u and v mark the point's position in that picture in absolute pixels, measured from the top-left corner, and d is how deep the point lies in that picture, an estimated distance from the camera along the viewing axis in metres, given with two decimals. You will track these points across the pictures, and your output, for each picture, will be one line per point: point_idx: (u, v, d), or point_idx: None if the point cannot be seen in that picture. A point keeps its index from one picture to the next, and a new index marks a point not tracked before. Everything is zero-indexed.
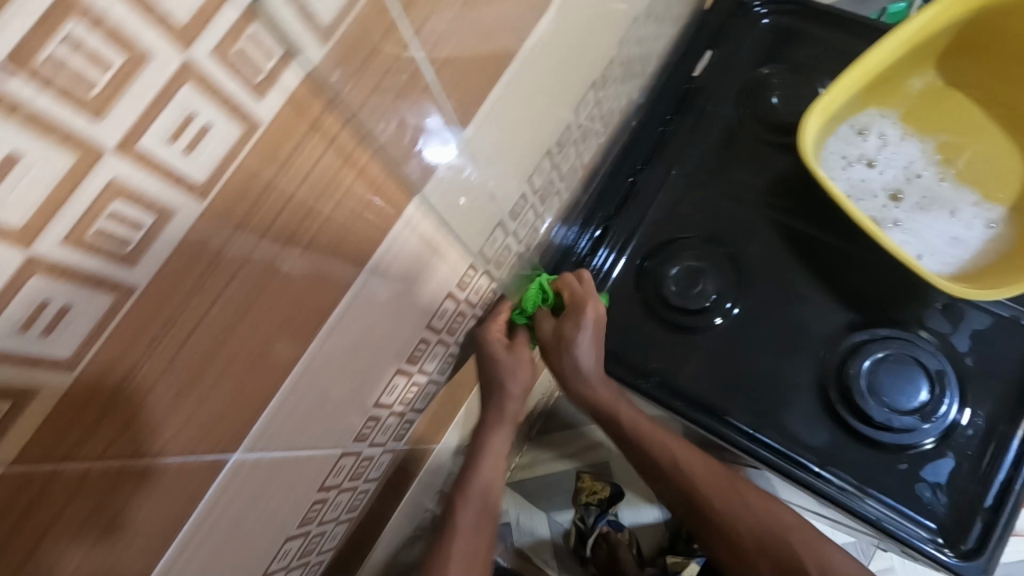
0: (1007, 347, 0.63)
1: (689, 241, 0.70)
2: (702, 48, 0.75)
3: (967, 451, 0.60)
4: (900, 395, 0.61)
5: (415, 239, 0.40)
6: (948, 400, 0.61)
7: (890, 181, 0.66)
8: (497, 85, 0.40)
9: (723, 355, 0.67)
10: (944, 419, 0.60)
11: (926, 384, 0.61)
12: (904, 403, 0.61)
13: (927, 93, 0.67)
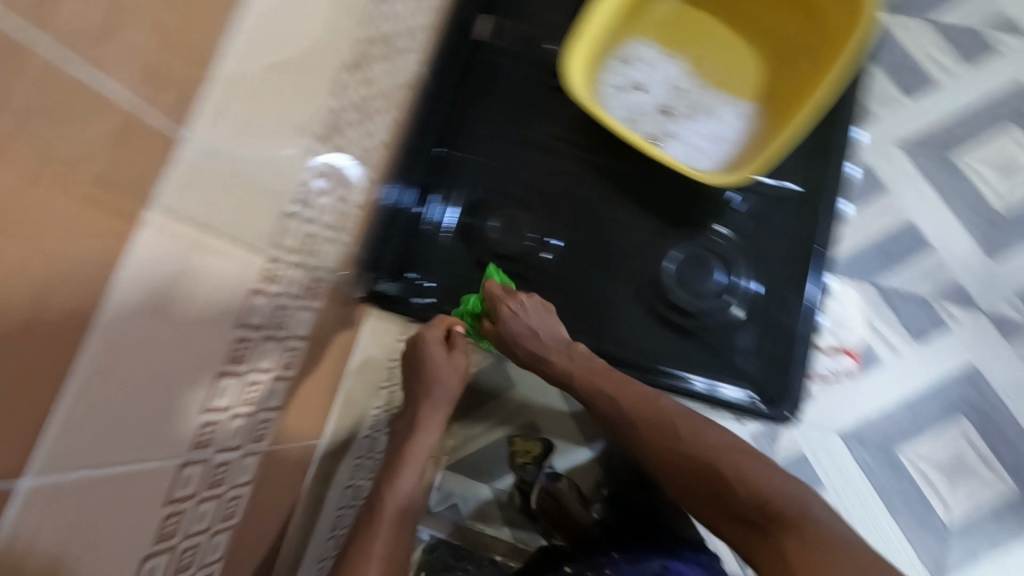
0: (778, 220, 0.75)
1: (507, 193, 0.76)
2: (476, 13, 0.80)
3: (763, 315, 0.72)
4: (701, 284, 0.72)
5: (173, 240, 0.41)
6: (740, 278, 0.72)
7: (659, 99, 0.73)
8: (219, 85, 0.43)
9: (555, 285, 0.73)
10: (740, 294, 0.72)
11: (721, 269, 0.73)
12: (707, 289, 0.72)
13: (672, 13, 0.74)
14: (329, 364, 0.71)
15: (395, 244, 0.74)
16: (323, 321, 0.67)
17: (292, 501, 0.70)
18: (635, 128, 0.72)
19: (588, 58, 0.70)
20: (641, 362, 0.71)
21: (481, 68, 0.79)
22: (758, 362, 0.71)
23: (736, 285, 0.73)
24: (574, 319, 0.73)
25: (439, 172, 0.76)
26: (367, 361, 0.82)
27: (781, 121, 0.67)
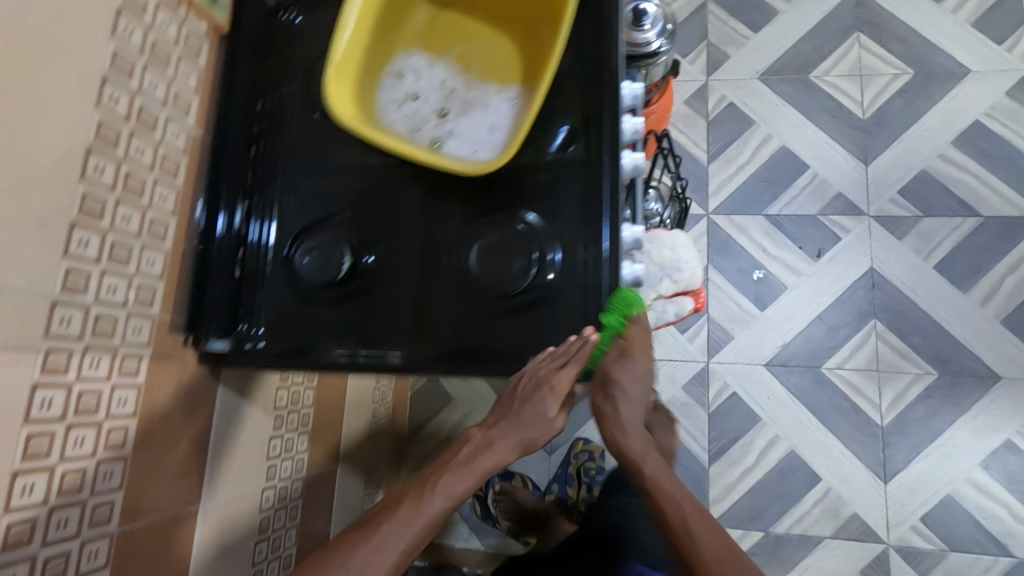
0: (573, 183, 0.75)
1: (317, 225, 0.78)
2: (257, 62, 0.81)
3: (569, 282, 0.73)
4: (506, 265, 0.73)
5: None
6: (546, 250, 0.73)
7: (434, 103, 0.76)
8: None
9: (377, 305, 0.76)
10: (548, 265, 0.73)
11: (529, 248, 0.73)
12: (515, 271, 0.73)
13: (430, 21, 0.77)
14: (182, 431, 0.74)
15: (215, 254, 0.77)
16: (155, 394, 0.70)
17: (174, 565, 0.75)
18: (416, 137, 0.75)
19: (354, 82, 0.73)
20: (469, 358, 0.73)
21: (266, 112, 0.80)
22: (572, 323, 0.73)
23: (537, 259, 0.73)
24: (400, 333, 0.75)
25: (251, 224, 0.79)
26: (239, 419, 0.85)
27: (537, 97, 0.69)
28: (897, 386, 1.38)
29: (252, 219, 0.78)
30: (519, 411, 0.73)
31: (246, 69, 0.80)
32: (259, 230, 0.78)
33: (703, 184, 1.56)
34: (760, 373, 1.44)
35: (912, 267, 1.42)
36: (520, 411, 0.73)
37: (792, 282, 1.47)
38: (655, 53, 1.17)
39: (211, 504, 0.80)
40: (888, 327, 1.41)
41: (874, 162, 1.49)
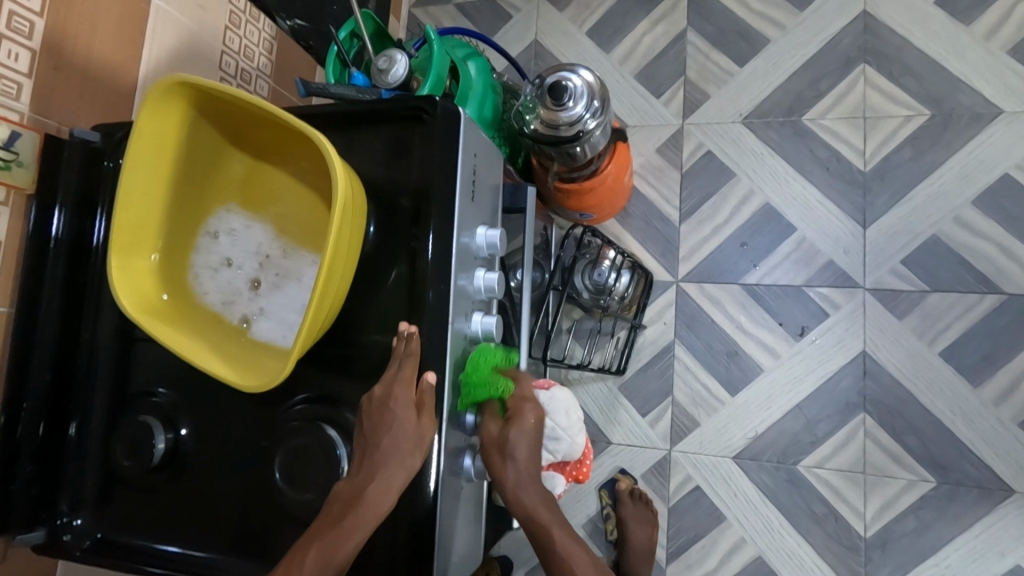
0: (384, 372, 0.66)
1: (136, 402, 0.71)
2: (72, 209, 0.72)
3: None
4: (313, 474, 0.64)
5: None
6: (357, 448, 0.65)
7: (248, 272, 0.66)
8: None
9: (188, 496, 0.69)
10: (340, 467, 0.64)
11: (341, 444, 0.65)
12: (326, 474, 0.64)
13: (246, 173, 0.67)
14: None
15: (51, 266, 0.71)
16: None
17: None
18: (227, 313, 0.66)
19: (153, 257, 0.65)
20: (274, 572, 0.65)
21: (88, 276, 0.73)
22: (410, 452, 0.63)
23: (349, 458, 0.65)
24: (211, 531, 0.67)
25: (70, 398, 0.72)
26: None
27: (333, 288, 0.60)
28: (884, 494, 1.20)
29: (100, 221, 0.73)
30: (374, 456, 0.59)
31: (63, 215, 0.72)
32: (102, 228, 0.73)
33: (673, 247, 1.38)
34: (727, 467, 1.28)
35: (912, 354, 1.22)
36: (373, 438, 0.60)
37: (769, 364, 1.29)
38: (586, 133, 1.01)
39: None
40: (880, 423, 1.22)
41: (874, 225, 1.27)
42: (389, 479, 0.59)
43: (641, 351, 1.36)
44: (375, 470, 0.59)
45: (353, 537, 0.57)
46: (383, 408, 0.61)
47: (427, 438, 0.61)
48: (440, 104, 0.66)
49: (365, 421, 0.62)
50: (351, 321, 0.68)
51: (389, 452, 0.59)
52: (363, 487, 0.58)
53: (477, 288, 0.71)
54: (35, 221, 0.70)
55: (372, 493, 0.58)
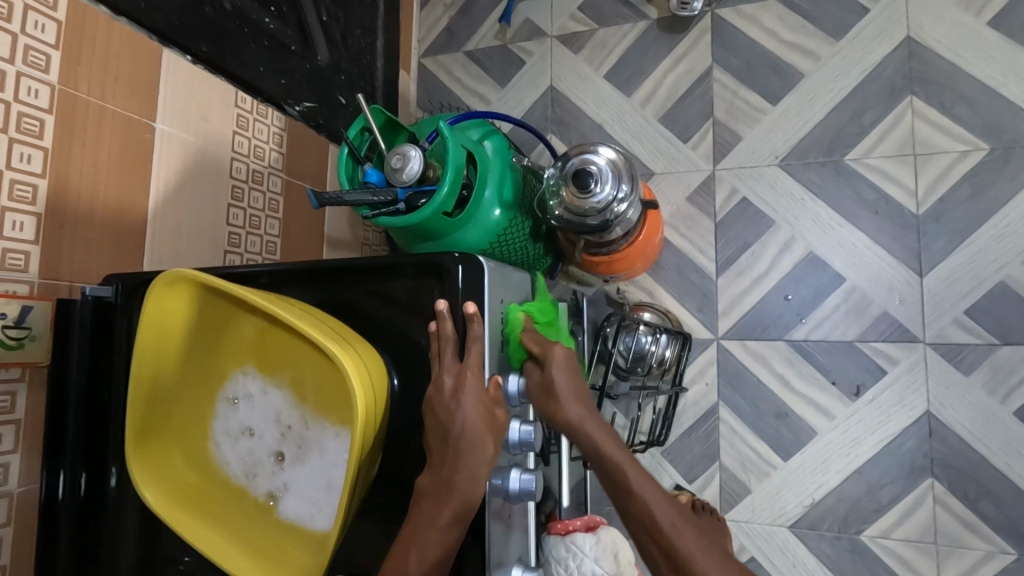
0: None
1: (164, 573, 0.67)
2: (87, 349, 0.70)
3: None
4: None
5: None
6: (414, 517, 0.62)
7: (269, 443, 0.63)
8: None
9: None
10: None
11: None
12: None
13: (257, 336, 0.63)
14: None
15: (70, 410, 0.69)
16: None
17: None
18: (252, 486, 0.63)
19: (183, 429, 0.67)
20: None
21: (108, 443, 0.69)
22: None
23: None
24: None
25: (99, 568, 0.68)
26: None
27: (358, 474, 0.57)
28: (960, 565, 1.12)
29: (116, 354, 0.70)
30: (457, 449, 0.57)
31: (80, 360, 0.69)
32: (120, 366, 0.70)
33: (712, 302, 1.31)
34: (783, 535, 1.22)
35: (983, 412, 1.13)
36: (444, 433, 0.58)
37: (823, 425, 1.22)
38: (615, 217, 0.95)
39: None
40: (950, 488, 1.13)
41: (933, 272, 1.18)
42: (475, 467, 0.58)
43: (683, 414, 1.31)
44: (460, 454, 0.57)
45: (450, 532, 0.56)
46: (455, 397, 0.58)
47: (501, 422, 0.61)
48: (459, 257, 0.63)
49: (429, 413, 0.59)
50: (381, 487, 0.64)
51: (468, 438, 0.58)
52: (453, 475, 0.57)
53: (511, 441, 0.64)
54: (53, 372, 0.68)
55: (464, 477, 0.57)
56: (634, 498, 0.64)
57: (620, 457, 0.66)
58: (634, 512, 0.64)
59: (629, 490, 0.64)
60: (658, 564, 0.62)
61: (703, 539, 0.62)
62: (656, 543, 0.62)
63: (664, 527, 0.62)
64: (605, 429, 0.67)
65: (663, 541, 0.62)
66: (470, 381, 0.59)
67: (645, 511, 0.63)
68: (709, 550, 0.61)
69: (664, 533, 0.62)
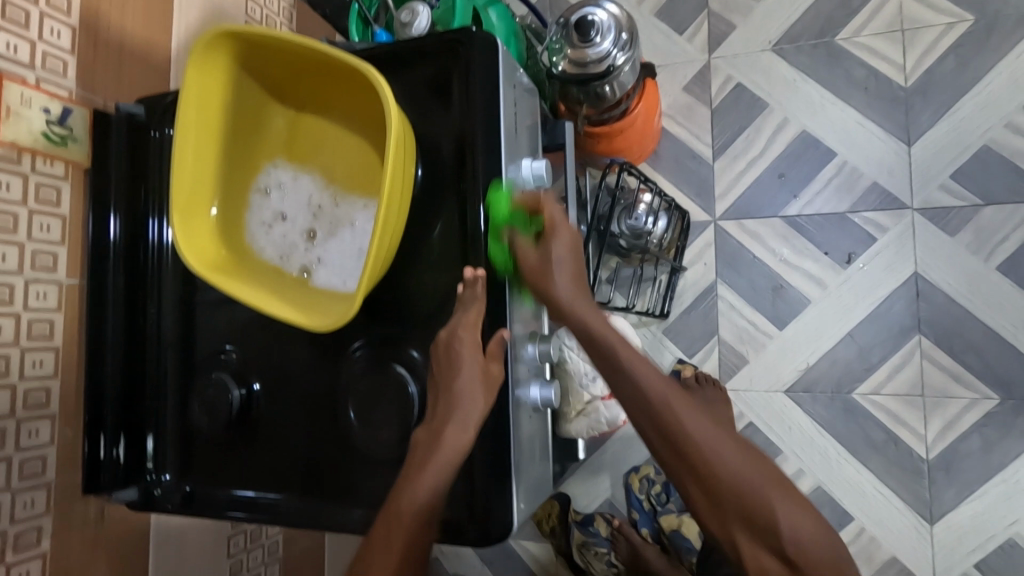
0: (442, 311, 0.68)
1: (207, 362, 0.74)
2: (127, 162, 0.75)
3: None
4: (388, 416, 0.66)
5: None
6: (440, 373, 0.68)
7: (302, 224, 0.67)
8: None
9: (266, 444, 0.72)
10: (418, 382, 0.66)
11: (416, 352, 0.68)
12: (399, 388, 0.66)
13: (289, 128, 0.68)
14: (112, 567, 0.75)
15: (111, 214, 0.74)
16: (65, 557, 0.70)
17: None
18: (287, 266, 0.67)
19: (213, 212, 0.66)
20: (352, 515, 0.67)
21: (150, 250, 0.75)
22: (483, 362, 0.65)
23: (421, 396, 0.66)
24: (291, 474, 0.70)
25: (145, 363, 0.75)
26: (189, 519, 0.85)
27: (389, 235, 0.61)
28: (946, 414, 1.18)
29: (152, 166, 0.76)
30: (449, 397, 0.62)
31: (120, 171, 0.74)
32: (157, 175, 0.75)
33: (709, 187, 1.36)
34: (780, 401, 1.28)
35: (968, 271, 1.18)
36: (445, 384, 0.63)
37: (816, 295, 1.27)
38: (614, 68, 0.99)
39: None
40: (937, 344, 1.19)
41: (919, 142, 1.22)
42: (464, 419, 0.62)
43: (683, 293, 1.36)
44: (450, 412, 0.62)
45: (473, 374, 0.63)
46: (451, 350, 0.64)
47: (494, 376, 0.64)
48: (475, 46, 0.67)
49: (435, 366, 0.65)
50: (405, 269, 0.69)
51: (459, 402, 0.62)
52: (442, 430, 0.62)
53: (527, 223, 0.70)
54: (92, 179, 0.73)
55: (450, 432, 0.61)
56: (775, 520, 0.58)
57: (660, 398, 0.65)
58: (771, 534, 0.58)
59: (762, 503, 0.59)
60: None
61: (771, 479, 0.61)
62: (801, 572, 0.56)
63: (733, 471, 0.60)
64: (720, 433, 0.63)
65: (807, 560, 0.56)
66: (464, 339, 0.64)
67: (789, 532, 0.57)
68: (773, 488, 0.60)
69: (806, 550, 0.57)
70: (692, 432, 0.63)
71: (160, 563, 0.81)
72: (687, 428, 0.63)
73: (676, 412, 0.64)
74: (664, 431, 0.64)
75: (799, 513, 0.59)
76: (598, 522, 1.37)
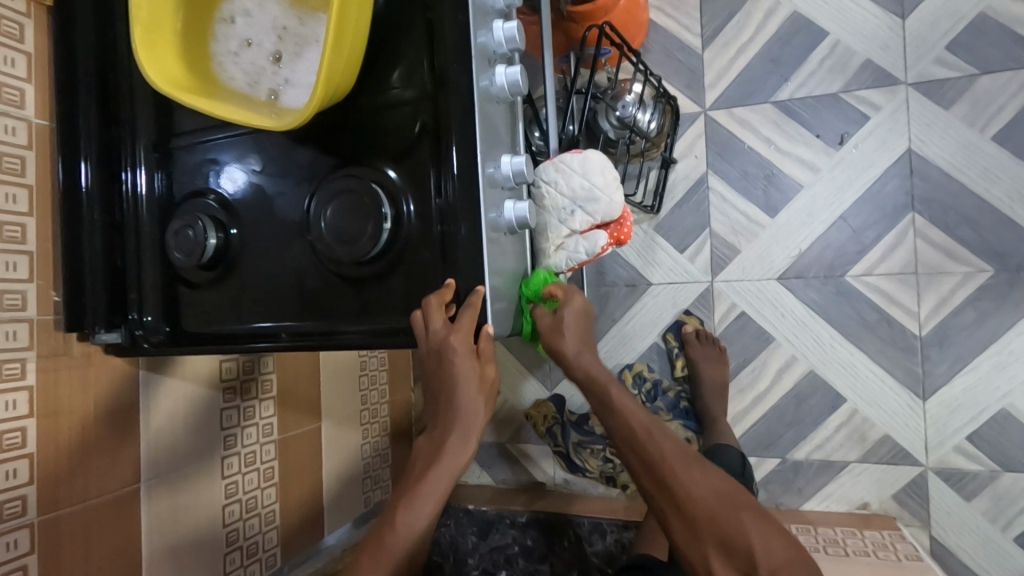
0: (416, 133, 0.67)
1: (186, 204, 0.74)
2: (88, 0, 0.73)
3: (428, 242, 0.66)
4: (360, 232, 0.66)
5: None
6: (407, 199, 0.67)
7: (268, 48, 0.66)
8: None
9: (251, 280, 0.73)
10: (396, 206, 0.66)
11: (393, 171, 0.68)
12: (377, 208, 0.66)
13: None
14: (104, 414, 0.76)
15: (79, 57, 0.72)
16: (53, 393, 0.71)
17: (151, 518, 0.83)
18: (255, 91, 0.66)
19: (178, 23, 0.66)
20: (340, 337, 0.69)
21: (121, 95, 0.75)
22: (452, 192, 0.64)
23: (395, 218, 0.66)
24: (278, 306, 0.72)
25: (123, 208, 0.75)
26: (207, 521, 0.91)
27: (350, 42, 0.61)
28: (940, 291, 1.17)
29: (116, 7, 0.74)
30: (447, 393, 0.68)
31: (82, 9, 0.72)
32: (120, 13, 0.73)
33: (698, 76, 1.33)
34: (772, 288, 1.27)
35: (963, 143, 1.16)
36: (444, 392, 0.67)
37: (808, 179, 1.25)
38: None
39: (159, 498, 0.84)
40: (931, 221, 1.18)
41: (914, 15, 1.19)
42: (463, 432, 0.68)
43: (674, 188, 1.34)
44: (449, 421, 0.68)
45: (457, 179, 0.64)
46: (442, 354, 0.64)
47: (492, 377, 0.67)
48: None
49: (428, 371, 0.68)
50: (375, 96, 0.69)
51: (461, 417, 0.68)
52: (444, 440, 0.69)
53: (497, 41, 0.68)
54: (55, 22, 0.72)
55: (453, 439, 0.68)
56: (681, 489, 0.67)
57: (647, 427, 0.72)
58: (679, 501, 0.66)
59: (669, 470, 0.68)
60: (692, 537, 0.65)
61: (731, 501, 0.64)
62: (696, 525, 0.65)
63: (652, 440, 0.71)
64: (641, 410, 0.74)
65: (706, 519, 0.64)
66: (456, 346, 0.64)
67: (690, 493, 0.66)
68: (740, 510, 0.63)
69: (704, 510, 0.65)
70: (618, 402, 0.74)
71: (153, 417, 0.83)
72: (612, 401, 0.74)
73: (607, 394, 0.75)
74: (604, 404, 0.75)
75: (774, 540, 0.61)
76: (593, 420, 1.39)
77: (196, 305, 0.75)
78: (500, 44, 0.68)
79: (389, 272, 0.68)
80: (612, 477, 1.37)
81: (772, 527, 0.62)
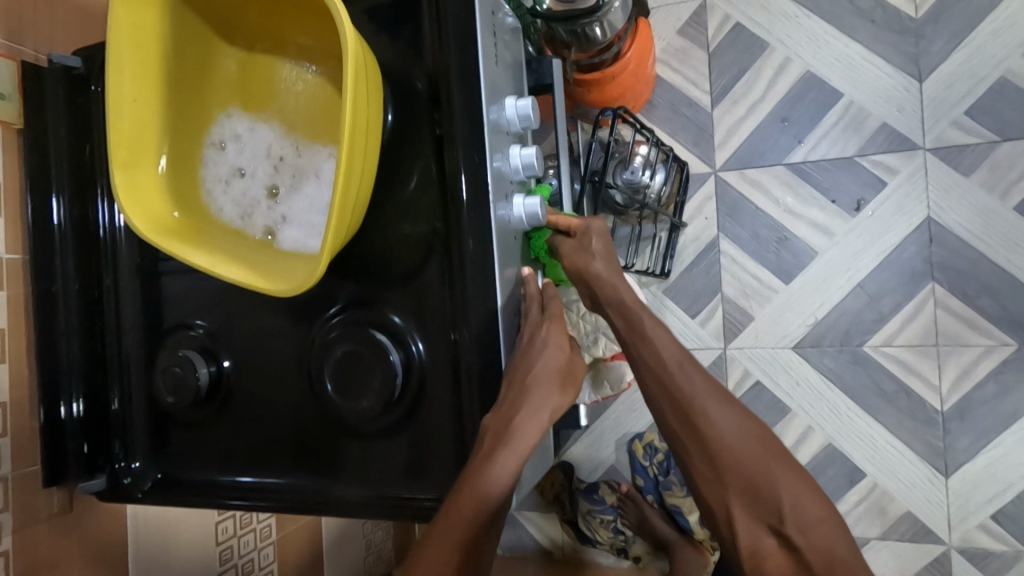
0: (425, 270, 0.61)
1: (171, 338, 0.68)
2: (63, 117, 0.67)
3: (439, 388, 0.61)
4: (366, 384, 0.60)
5: None
6: (415, 344, 0.61)
7: (261, 179, 0.60)
8: None
9: (244, 419, 0.67)
10: (404, 353, 0.60)
11: (396, 315, 0.62)
12: (385, 355, 0.60)
13: (241, 69, 0.61)
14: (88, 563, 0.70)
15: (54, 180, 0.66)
16: (32, 550, 0.65)
17: None
18: (248, 227, 0.60)
19: (160, 163, 0.59)
20: (346, 487, 0.64)
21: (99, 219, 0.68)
22: (466, 340, 0.58)
23: (403, 366, 0.60)
24: (275, 449, 0.66)
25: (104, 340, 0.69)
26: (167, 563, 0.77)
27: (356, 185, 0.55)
28: (961, 362, 1.14)
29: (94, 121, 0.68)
30: (521, 378, 0.58)
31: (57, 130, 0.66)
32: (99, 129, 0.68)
33: (707, 134, 1.28)
34: (787, 356, 1.23)
35: (983, 211, 1.12)
36: (519, 369, 0.58)
37: (823, 244, 1.21)
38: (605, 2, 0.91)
39: None
40: (951, 290, 1.14)
41: (931, 76, 1.15)
42: (537, 407, 0.57)
43: (683, 250, 1.29)
44: (521, 395, 0.57)
45: (473, 330, 0.58)
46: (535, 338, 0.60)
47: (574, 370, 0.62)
48: None
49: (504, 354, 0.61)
50: (379, 227, 0.63)
51: (532, 397, 0.57)
52: (515, 411, 0.56)
53: (514, 167, 0.63)
54: (25, 142, 0.65)
55: (524, 414, 0.56)
56: (709, 426, 0.55)
57: (679, 365, 0.59)
58: (704, 443, 0.55)
59: (697, 405, 0.56)
60: (716, 489, 0.54)
61: (768, 451, 0.54)
62: (723, 471, 0.54)
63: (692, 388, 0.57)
64: (673, 344, 0.61)
65: (740, 470, 0.53)
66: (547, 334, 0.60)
67: (721, 438, 0.55)
68: (776, 461, 0.54)
69: (738, 457, 0.54)
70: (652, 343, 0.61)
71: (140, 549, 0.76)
72: (653, 344, 0.60)
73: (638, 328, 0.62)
74: (631, 328, 0.62)
75: (812, 495, 0.52)
76: (602, 490, 1.33)
77: (185, 443, 0.69)
78: (517, 170, 0.63)
79: (398, 421, 0.62)
80: (623, 547, 1.34)
81: (801, 474, 0.54)
